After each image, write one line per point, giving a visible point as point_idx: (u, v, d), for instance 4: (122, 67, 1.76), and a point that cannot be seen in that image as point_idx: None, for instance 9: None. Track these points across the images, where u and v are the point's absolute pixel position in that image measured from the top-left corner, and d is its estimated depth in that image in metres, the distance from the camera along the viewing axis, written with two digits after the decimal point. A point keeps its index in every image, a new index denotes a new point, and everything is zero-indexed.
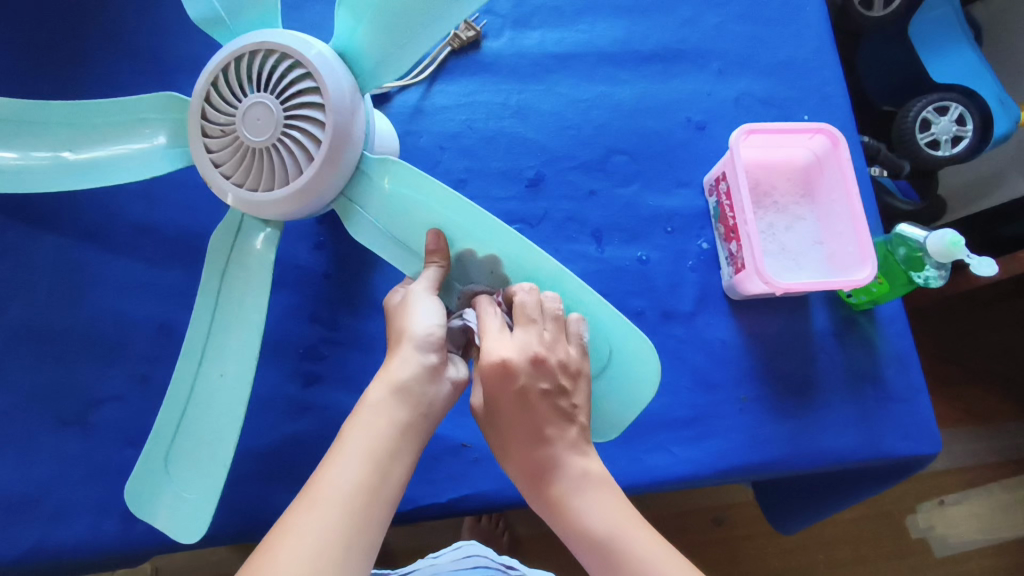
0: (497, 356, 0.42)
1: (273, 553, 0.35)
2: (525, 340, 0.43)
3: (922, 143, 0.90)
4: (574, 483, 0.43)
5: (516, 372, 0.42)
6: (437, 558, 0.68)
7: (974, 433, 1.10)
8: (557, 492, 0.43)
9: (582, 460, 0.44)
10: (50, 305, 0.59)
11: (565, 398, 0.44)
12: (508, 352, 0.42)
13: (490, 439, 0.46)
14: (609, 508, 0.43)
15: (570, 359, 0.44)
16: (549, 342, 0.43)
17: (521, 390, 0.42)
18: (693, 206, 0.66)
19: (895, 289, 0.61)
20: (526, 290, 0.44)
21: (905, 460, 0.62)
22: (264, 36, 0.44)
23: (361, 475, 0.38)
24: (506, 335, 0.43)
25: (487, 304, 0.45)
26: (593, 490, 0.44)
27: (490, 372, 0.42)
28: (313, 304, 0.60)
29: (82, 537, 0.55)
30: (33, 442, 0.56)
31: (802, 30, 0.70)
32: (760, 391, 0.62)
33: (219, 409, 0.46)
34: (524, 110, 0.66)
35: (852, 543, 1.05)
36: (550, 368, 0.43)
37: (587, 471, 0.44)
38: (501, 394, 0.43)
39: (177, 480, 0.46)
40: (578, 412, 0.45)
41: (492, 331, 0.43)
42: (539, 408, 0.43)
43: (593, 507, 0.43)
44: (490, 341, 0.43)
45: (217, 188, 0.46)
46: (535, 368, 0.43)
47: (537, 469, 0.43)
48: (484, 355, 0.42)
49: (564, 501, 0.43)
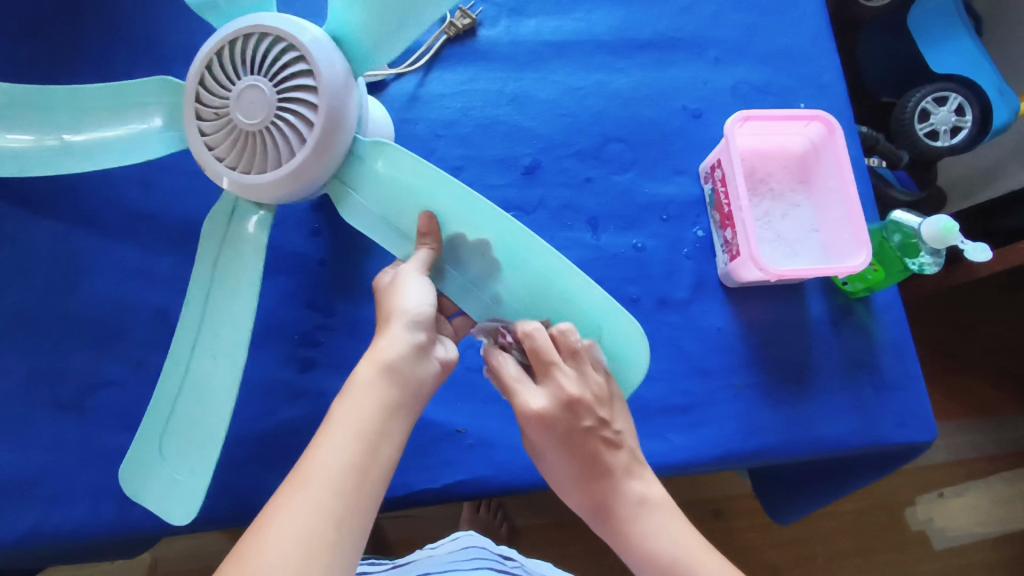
0: (531, 406, 0.45)
1: (264, 532, 0.35)
2: (553, 385, 0.45)
3: (921, 134, 0.90)
4: (633, 508, 0.46)
5: (553, 419, 0.45)
6: (433, 549, 0.68)
7: (974, 425, 1.10)
8: (623, 519, 0.46)
9: (640, 484, 0.46)
10: (47, 290, 0.59)
11: (608, 427, 0.46)
12: (538, 400, 0.45)
13: (548, 475, 0.49)
14: (675, 529, 0.45)
15: (600, 388, 0.45)
16: (577, 379, 0.45)
17: (563, 433, 0.45)
18: (689, 193, 0.66)
19: (890, 277, 0.61)
20: (539, 332, 0.44)
21: (901, 447, 0.62)
22: (258, 19, 0.44)
23: (351, 455, 0.38)
24: (534, 384, 0.45)
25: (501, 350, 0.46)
26: (653, 513, 0.46)
27: (528, 422, 0.45)
28: (309, 291, 0.60)
29: (79, 520, 0.55)
30: (30, 426, 0.57)
31: (799, 18, 0.70)
32: (755, 378, 0.62)
33: (212, 392, 0.46)
34: (521, 97, 0.66)
35: (851, 534, 1.05)
36: (585, 407, 0.45)
37: (644, 496, 0.46)
38: (548, 438, 0.46)
39: (168, 463, 0.46)
40: (622, 435, 0.47)
41: (521, 381, 0.46)
42: (583, 444, 0.45)
43: (655, 529, 0.45)
44: (521, 394, 0.45)
45: (211, 171, 0.46)
46: (572, 409, 0.45)
47: (598, 501, 0.46)
48: (521, 408, 0.45)
49: (627, 528, 0.45)
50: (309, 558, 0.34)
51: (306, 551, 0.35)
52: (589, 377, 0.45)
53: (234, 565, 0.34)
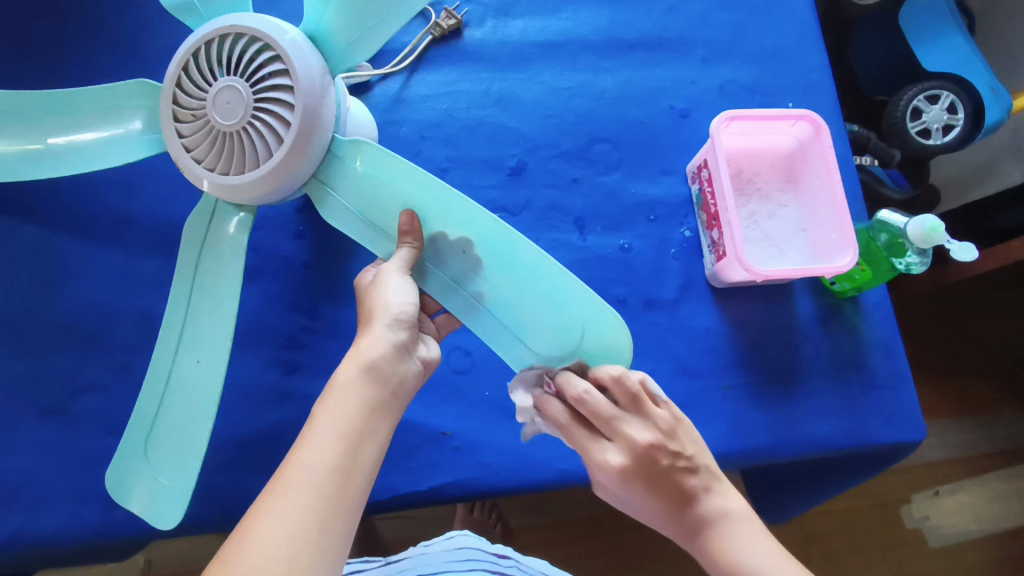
0: (610, 463, 0.47)
1: (249, 538, 0.35)
2: (623, 437, 0.47)
3: (914, 132, 0.89)
4: (718, 527, 0.47)
5: (636, 467, 0.47)
6: (428, 546, 0.68)
7: (969, 423, 1.09)
8: (713, 541, 0.47)
9: (720, 500, 0.47)
10: (30, 295, 0.59)
11: (680, 457, 0.47)
12: (614, 455, 0.47)
13: (631, 512, 0.51)
14: (758, 539, 0.46)
15: (665, 422, 0.48)
16: (644, 424, 0.47)
17: (648, 475, 0.47)
18: (676, 193, 0.66)
19: (878, 276, 0.61)
20: (572, 375, 0.47)
21: (891, 447, 0.62)
22: (233, 20, 0.44)
23: (334, 456, 0.38)
24: (608, 438, 0.48)
25: (550, 400, 0.48)
26: (738, 527, 0.47)
27: (611, 477, 0.47)
28: (294, 293, 0.60)
29: (62, 525, 0.55)
30: (13, 430, 0.57)
31: (786, 17, 0.70)
32: (742, 379, 0.62)
33: (194, 394, 0.46)
34: (507, 98, 0.66)
35: (846, 533, 1.05)
36: (658, 445, 0.47)
37: (726, 509, 0.47)
38: (633, 484, 0.47)
39: (152, 465, 0.46)
40: (696, 459, 0.48)
41: (593, 439, 0.48)
42: (664, 480, 0.47)
43: (745, 542, 0.46)
44: (597, 453, 0.47)
45: (190, 172, 0.46)
46: (648, 453, 0.47)
47: (689, 531, 0.47)
48: (599, 466, 0.47)
49: (718, 548, 0.46)
50: (294, 561, 0.34)
51: (291, 553, 0.34)
52: (652, 417, 0.48)
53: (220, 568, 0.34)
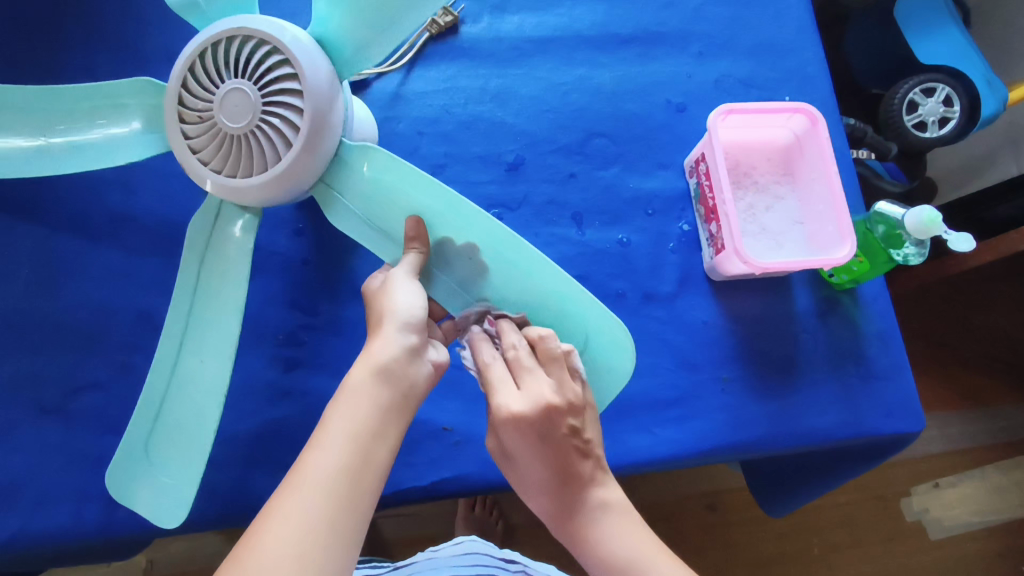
0: (510, 409, 0.42)
1: (259, 539, 0.35)
2: (534, 390, 0.42)
3: (910, 125, 0.90)
4: (593, 513, 0.44)
5: (529, 423, 0.42)
6: (436, 552, 0.68)
7: (969, 414, 1.10)
8: (583, 524, 0.44)
9: (603, 492, 0.45)
10: (29, 295, 0.59)
11: (580, 435, 0.44)
12: (516, 403, 0.42)
13: (507, 471, 0.47)
14: (631, 536, 0.44)
15: (577, 398, 0.43)
16: (556, 386, 0.43)
17: (539, 436, 0.43)
18: (674, 187, 0.66)
19: (876, 268, 0.61)
20: (511, 326, 0.45)
21: (889, 438, 0.62)
22: (241, 22, 0.44)
23: (345, 458, 0.38)
24: (514, 388, 0.43)
25: (480, 342, 0.45)
26: (612, 517, 0.44)
27: (504, 425, 0.43)
28: (293, 291, 0.60)
29: (63, 524, 0.55)
30: (13, 430, 0.57)
31: (782, 11, 0.70)
32: (741, 372, 0.62)
33: (196, 395, 0.46)
34: (504, 94, 0.66)
35: (846, 525, 1.05)
36: (559, 414, 0.42)
37: (606, 501, 0.45)
38: (522, 441, 0.43)
39: (156, 464, 0.46)
40: (593, 443, 0.45)
41: (503, 382, 0.43)
42: (558, 450, 0.43)
43: (611, 532, 0.44)
44: (498, 395, 0.43)
45: (196, 175, 0.46)
46: (549, 416, 0.42)
47: (564, 507, 0.45)
48: (494, 409, 0.43)
49: (585, 530, 0.44)
50: (304, 562, 0.34)
51: (301, 556, 0.34)
52: (569, 387, 0.43)
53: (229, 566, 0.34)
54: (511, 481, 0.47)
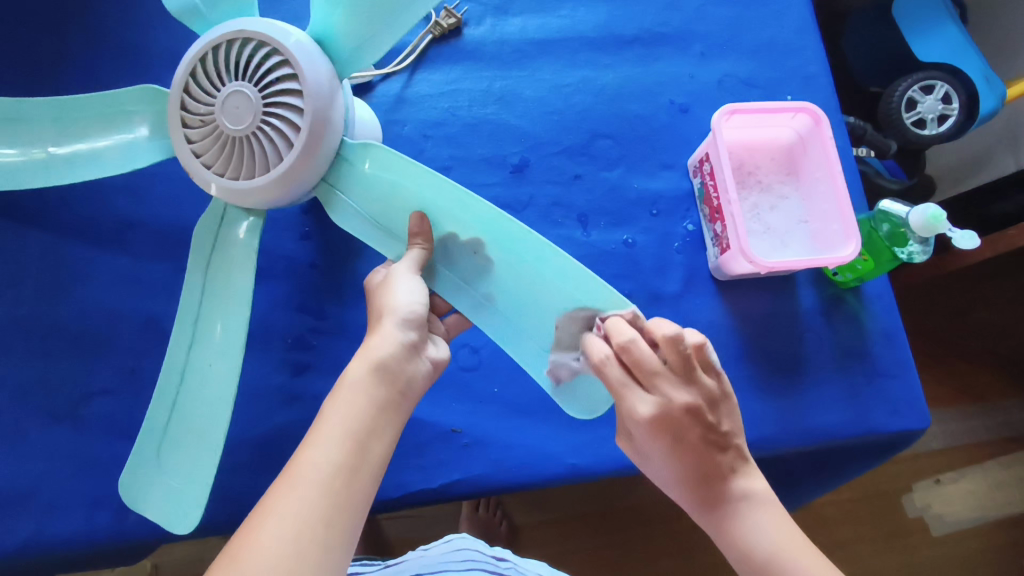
0: (641, 412, 0.44)
1: (256, 536, 0.35)
2: (664, 392, 0.44)
3: (909, 122, 0.90)
4: (737, 505, 0.45)
5: (665, 421, 0.44)
6: (426, 551, 0.68)
7: (969, 410, 1.10)
8: (729, 515, 0.45)
9: (745, 483, 0.46)
10: (36, 301, 0.59)
11: (716, 430, 0.46)
12: (646, 406, 0.44)
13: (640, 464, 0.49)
14: (776, 525, 0.45)
15: (710, 393, 0.46)
16: (687, 386, 0.45)
17: (679, 434, 0.45)
18: (678, 188, 0.66)
19: (881, 266, 0.61)
20: (624, 322, 0.44)
21: (895, 435, 0.62)
22: (240, 25, 0.44)
23: (340, 454, 0.38)
24: (643, 391, 0.44)
25: (593, 341, 0.44)
26: (756, 507, 0.45)
27: (641, 426, 0.45)
28: (301, 294, 0.60)
29: (74, 530, 0.55)
30: (22, 437, 0.57)
31: (783, 11, 0.70)
32: (748, 371, 0.62)
33: (205, 400, 0.46)
34: (507, 96, 0.66)
35: (850, 522, 1.06)
36: (692, 410, 0.45)
37: (749, 491, 0.46)
38: (661, 437, 0.45)
39: (167, 471, 0.46)
40: (729, 435, 0.46)
41: (631, 386, 0.44)
42: (695, 446, 0.45)
43: (757, 524, 0.45)
44: (632, 399, 0.44)
45: (199, 178, 0.46)
46: (684, 415, 0.44)
47: (708, 501, 0.46)
48: (629, 411, 0.45)
49: (731, 521, 0.45)
50: (299, 559, 0.34)
51: (297, 552, 0.34)
52: (699, 384, 0.45)
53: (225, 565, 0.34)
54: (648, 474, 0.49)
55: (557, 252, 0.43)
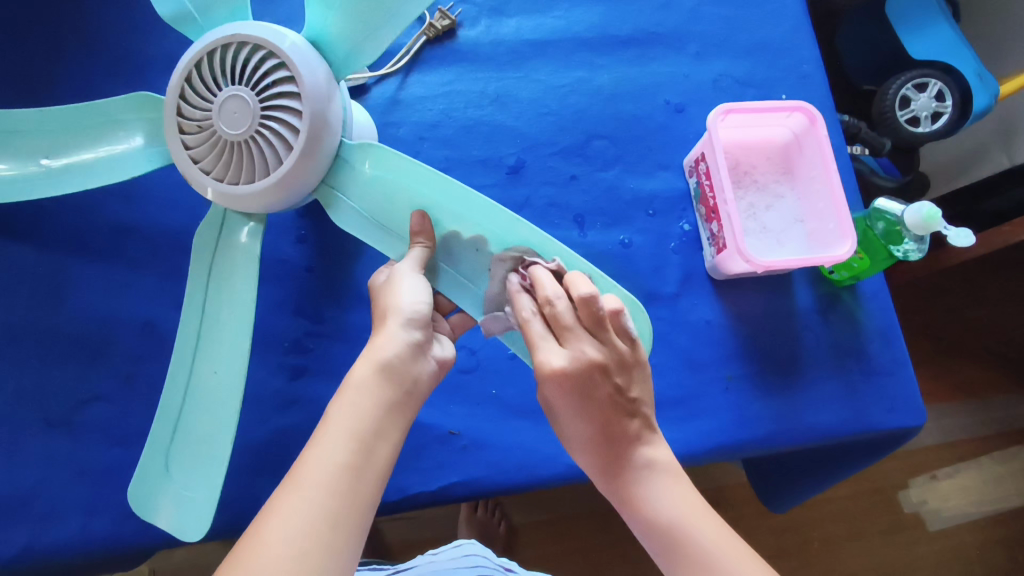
0: (551, 365, 0.42)
1: (261, 538, 0.34)
2: (575, 347, 0.43)
3: (902, 121, 0.91)
4: (642, 472, 0.44)
5: (574, 379, 0.42)
6: (434, 555, 0.68)
7: (963, 407, 1.11)
8: (632, 483, 0.44)
9: (650, 451, 0.45)
10: (31, 308, 0.59)
11: (626, 394, 0.45)
12: (558, 359, 0.42)
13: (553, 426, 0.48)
14: (678, 496, 0.44)
15: (623, 356, 0.44)
16: (600, 347, 0.43)
17: (586, 390, 0.43)
18: (674, 187, 0.66)
19: (876, 264, 0.62)
20: (547, 274, 0.43)
21: (892, 433, 0.63)
22: (234, 28, 0.44)
23: (346, 454, 0.38)
24: (556, 345, 0.43)
25: (517, 292, 0.44)
26: (660, 478, 0.44)
27: (546, 382, 0.43)
28: (297, 298, 0.60)
29: (72, 537, 0.55)
30: (20, 444, 0.56)
31: (778, 10, 0.71)
32: (745, 370, 0.62)
33: (210, 405, 0.46)
34: (503, 97, 0.66)
35: (847, 519, 1.06)
36: (603, 370, 0.43)
37: (653, 460, 0.45)
38: (567, 394, 0.43)
39: (178, 479, 0.46)
40: (639, 403, 0.46)
41: (544, 339, 0.43)
42: (602, 406, 0.44)
43: (660, 494, 0.44)
44: (540, 352, 0.43)
45: (198, 184, 0.46)
46: (593, 372, 0.43)
47: (612, 465, 0.45)
48: (535, 366, 0.43)
49: (634, 491, 0.44)
50: (305, 560, 0.34)
51: (304, 553, 0.34)
52: (612, 344, 0.44)
53: (232, 567, 0.34)
54: (559, 437, 0.48)
55: (555, 241, 0.44)
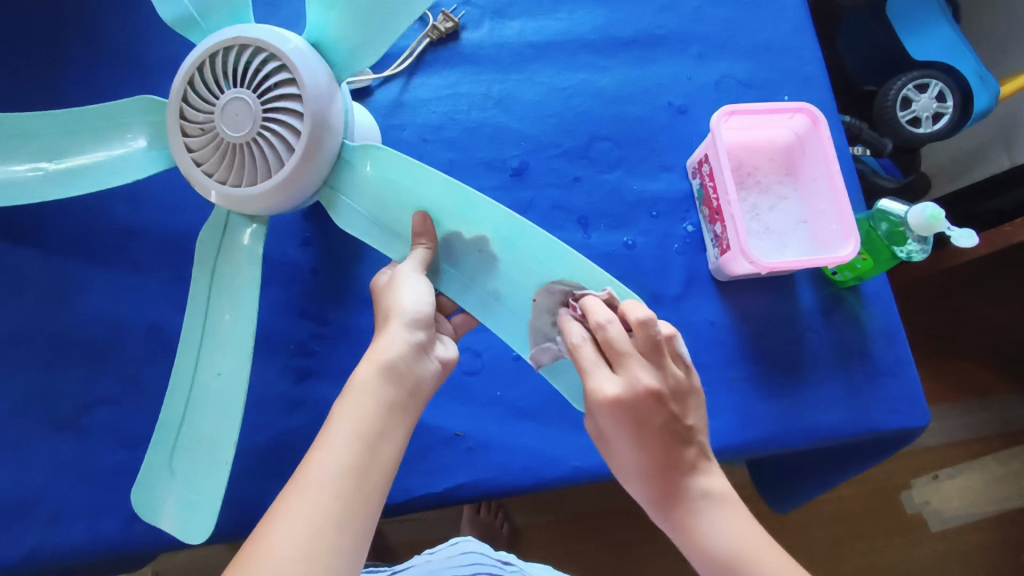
0: (606, 392, 0.42)
1: (267, 539, 0.35)
2: (630, 373, 0.43)
3: (904, 122, 0.91)
4: (699, 503, 0.45)
5: (627, 405, 0.43)
6: (432, 555, 0.68)
7: (965, 407, 1.11)
8: (689, 514, 0.45)
9: (706, 481, 0.45)
10: (37, 311, 0.59)
11: (680, 421, 0.45)
12: (612, 386, 0.42)
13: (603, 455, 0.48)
14: (736, 527, 0.44)
15: (677, 382, 0.45)
16: (655, 372, 0.44)
17: (640, 418, 0.43)
18: (677, 189, 0.66)
19: (880, 265, 0.62)
20: (600, 303, 0.44)
21: (896, 433, 0.63)
22: (236, 31, 0.44)
23: (351, 455, 0.38)
24: (609, 372, 0.43)
25: (568, 319, 0.44)
26: (717, 508, 0.45)
27: (600, 409, 0.43)
28: (302, 300, 0.60)
29: (78, 539, 0.55)
30: (26, 447, 0.56)
31: (779, 12, 0.71)
32: (749, 371, 0.62)
33: (214, 407, 0.46)
34: (506, 100, 0.66)
35: (850, 519, 1.06)
36: (660, 397, 0.43)
37: (709, 490, 0.45)
38: (622, 422, 0.43)
39: (181, 481, 0.46)
40: (694, 430, 0.46)
41: (597, 365, 0.43)
42: (659, 434, 0.44)
43: (717, 525, 0.44)
44: (594, 378, 0.43)
45: (201, 187, 0.46)
46: (650, 399, 0.43)
47: (668, 496, 0.45)
48: (590, 393, 0.43)
49: (691, 522, 0.45)
50: (311, 561, 0.34)
51: (310, 554, 0.34)
52: (667, 371, 0.44)
53: (237, 567, 0.34)
54: (610, 466, 0.48)
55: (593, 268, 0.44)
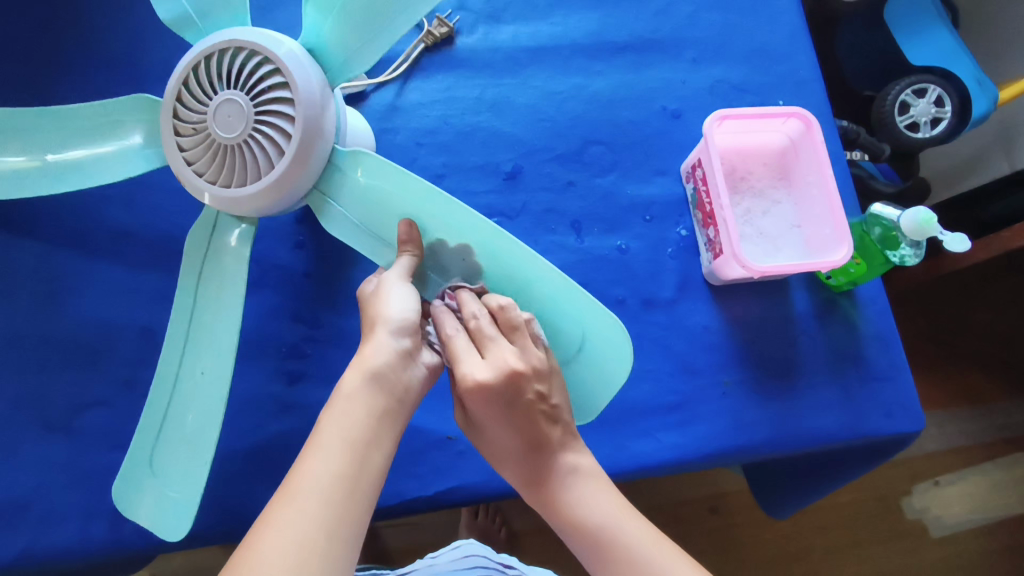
0: (472, 377, 0.41)
1: (257, 548, 0.34)
2: (497, 357, 0.42)
3: (902, 126, 0.90)
4: (563, 477, 0.45)
5: (494, 391, 0.41)
6: (435, 558, 0.67)
7: (964, 413, 1.10)
8: (556, 489, 0.45)
9: (573, 456, 0.46)
10: (32, 312, 0.60)
11: (547, 401, 0.44)
12: (481, 371, 0.41)
13: (478, 444, 0.47)
14: (602, 498, 0.45)
15: (543, 363, 0.43)
16: (521, 353, 0.42)
17: (508, 403, 0.42)
18: (671, 193, 0.66)
19: (872, 270, 0.61)
20: (471, 296, 0.44)
21: (890, 439, 0.62)
22: (232, 34, 0.45)
23: (341, 464, 0.38)
24: (477, 358, 0.42)
25: (443, 312, 0.44)
26: (585, 482, 0.46)
27: (470, 395, 0.42)
28: (295, 304, 0.61)
29: (69, 541, 0.55)
30: (18, 449, 0.57)
31: (774, 16, 0.71)
32: (743, 375, 0.62)
33: (198, 409, 0.46)
34: (500, 104, 0.67)
35: (849, 526, 1.06)
36: (525, 380, 0.42)
37: (576, 465, 0.46)
38: (488, 407, 0.42)
39: (162, 478, 0.46)
40: (561, 409, 0.45)
41: (467, 351, 0.42)
42: (524, 415, 0.43)
43: (585, 498, 0.45)
44: (463, 364, 0.42)
45: (192, 186, 0.46)
46: (515, 381, 0.42)
47: (536, 474, 0.45)
48: (458, 380, 0.41)
49: (558, 496, 0.45)
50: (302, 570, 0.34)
51: (300, 563, 0.34)
52: (531, 352, 0.43)
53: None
54: (487, 456, 0.48)
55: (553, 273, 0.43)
